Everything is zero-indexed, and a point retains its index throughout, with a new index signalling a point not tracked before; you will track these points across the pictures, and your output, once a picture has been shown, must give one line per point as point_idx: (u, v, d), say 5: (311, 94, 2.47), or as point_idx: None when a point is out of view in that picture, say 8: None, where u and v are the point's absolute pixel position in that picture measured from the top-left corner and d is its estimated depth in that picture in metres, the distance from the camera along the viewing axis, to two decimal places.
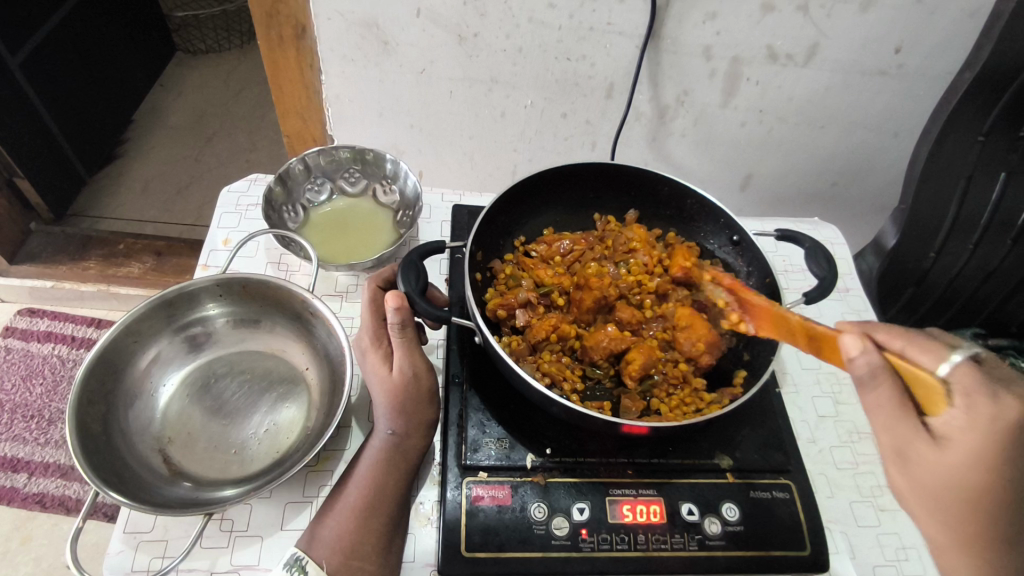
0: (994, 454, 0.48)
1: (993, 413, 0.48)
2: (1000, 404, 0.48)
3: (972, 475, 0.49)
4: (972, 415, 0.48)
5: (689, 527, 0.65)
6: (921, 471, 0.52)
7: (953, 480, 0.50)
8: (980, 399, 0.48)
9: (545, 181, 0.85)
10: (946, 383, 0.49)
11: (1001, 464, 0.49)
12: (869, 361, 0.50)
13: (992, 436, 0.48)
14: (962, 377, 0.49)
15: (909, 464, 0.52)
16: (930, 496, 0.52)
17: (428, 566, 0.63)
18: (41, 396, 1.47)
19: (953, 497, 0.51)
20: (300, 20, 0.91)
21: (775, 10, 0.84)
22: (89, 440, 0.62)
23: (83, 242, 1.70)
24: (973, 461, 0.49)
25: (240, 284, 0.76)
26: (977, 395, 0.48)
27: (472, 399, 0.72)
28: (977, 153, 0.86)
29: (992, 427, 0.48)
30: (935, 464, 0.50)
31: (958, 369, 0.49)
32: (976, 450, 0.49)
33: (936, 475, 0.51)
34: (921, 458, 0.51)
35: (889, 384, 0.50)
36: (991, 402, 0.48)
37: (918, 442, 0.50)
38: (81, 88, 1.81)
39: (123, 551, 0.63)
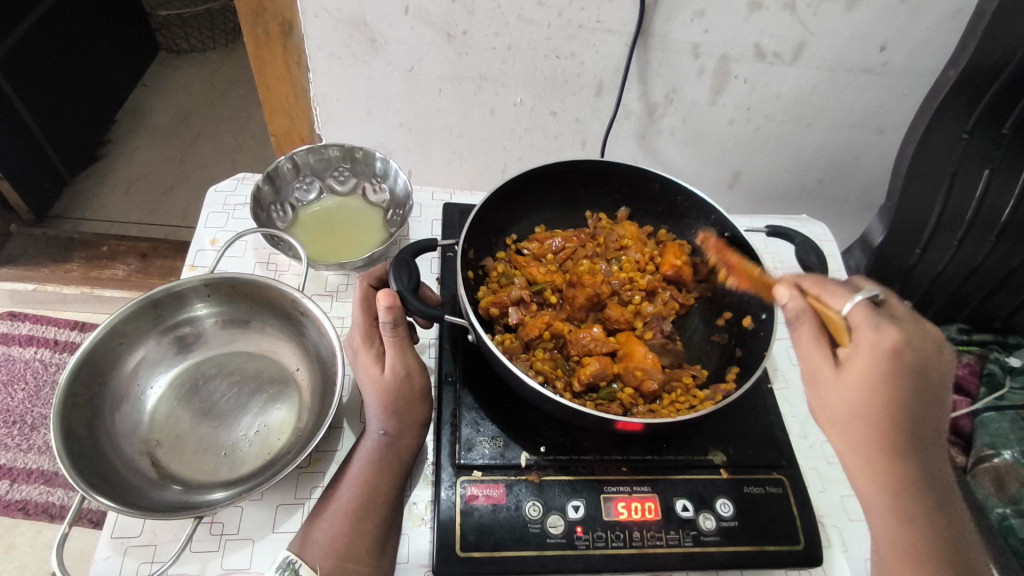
0: (882, 377, 0.51)
1: (873, 338, 0.51)
2: (881, 332, 0.51)
3: (865, 397, 0.52)
4: (863, 343, 0.52)
5: (684, 523, 0.65)
6: (827, 393, 0.55)
7: (852, 404, 0.53)
8: (868, 329, 0.52)
9: (538, 177, 0.85)
10: (845, 319, 0.54)
11: (893, 389, 0.51)
12: (793, 304, 0.57)
13: (876, 360, 0.51)
14: (857, 314, 0.53)
15: (820, 389, 0.56)
16: (840, 423, 0.55)
17: (422, 566, 0.62)
18: (23, 401, 1.44)
19: (856, 423, 0.53)
20: (287, 18, 0.90)
21: (762, 9, 0.85)
22: (75, 444, 0.61)
23: (65, 244, 1.68)
24: (865, 383, 0.52)
25: (229, 283, 0.75)
26: (865, 327, 0.52)
27: (465, 398, 0.72)
28: (961, 150, 0.87)
29: (875, 350, 0.51)
30: (833, 386, 0.54)
31: (858, 305, 0.53)
32: (869, 373, 0.52)
33: (838, 399, 0.54)
34: (827, 381, 0.55)
35: (806, 322, 0.56)
36: (878, 327, 0.52)
37: (822, 365, 0.55)
38: (62, 87, 1.78)
39: (111, 557, 0.62)
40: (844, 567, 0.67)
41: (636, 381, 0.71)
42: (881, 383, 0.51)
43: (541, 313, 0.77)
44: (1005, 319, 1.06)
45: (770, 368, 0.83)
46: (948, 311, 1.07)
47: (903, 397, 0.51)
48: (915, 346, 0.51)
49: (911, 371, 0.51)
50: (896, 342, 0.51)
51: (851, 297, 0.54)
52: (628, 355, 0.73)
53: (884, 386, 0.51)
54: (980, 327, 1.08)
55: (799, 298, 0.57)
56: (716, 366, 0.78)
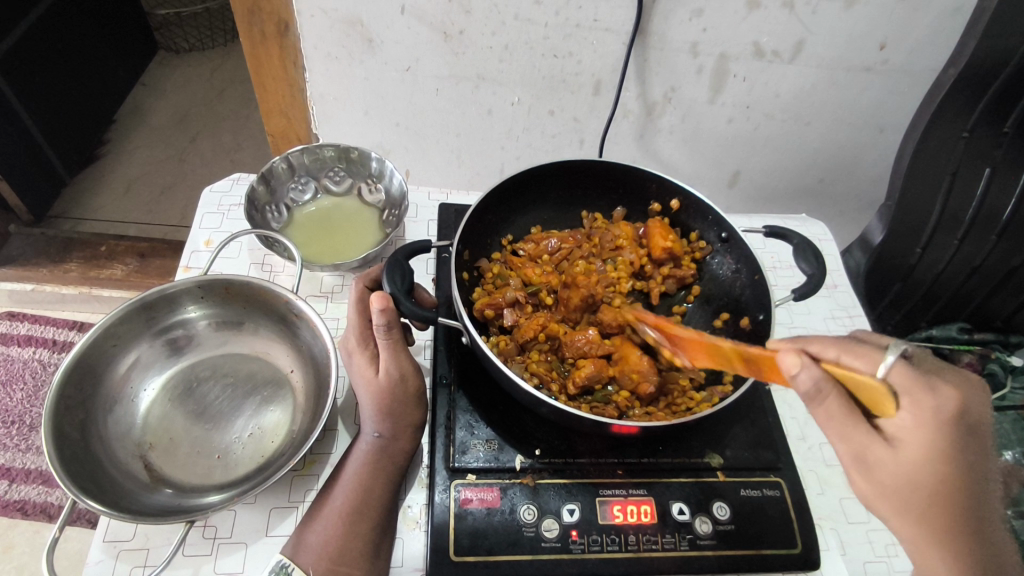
0: (944, 447, 0.47)
1: (933, 402, 0.47)
2: (937, 394, 0.47)
3: (934, 472, 0.48)
4: (920, 411, 0.47)
5: (680, 527, 0.65)
6: (883, 478, 0.50)
7: (918, 484, 0.48)
8: (924, 392, 0.47)
9: (533, 178, 0.84)
10: (887, 383, 0.48)
11: (957, 455, 0.48)
12: (808, 378, 0.49)
13: (940, 429, 0.47)
14: (900, 376, 0.47)
15: (876, 474, 0.50)
16: (904, 505, 0.50)
17: (416, 570, 0.62)
18: (22, 401, 1.44)
19: (919, 501, 0.49)
20: (283, 17, 0.90)
21: (760, 7, 0.84)
22: (66, 447, 0.61)
23: (64, 244, 1.68)
24: (930, 459, 0.48)
25: (223, 285, 0.74)
26: (917, 390, 0.48)
27: (460, 400, 0.72)
28: (962, 148, 0.86)
29: (937, 418, 0.47)
30: (893, 468, 0.49)
31: (897, 365, 0.47)
32: (934, 445, 0.47)
33: (900, 481, 0.49)
34: (882, 464, 0.49)
35: (834, 398, 0.49)
36: (931, 389, 0.47)
37: (874, 445, 0.49)
38: (61, 87, 1.77)
39: (102, 561, 0.61)
40: (842, 571, 0.66)
41: (632, 385, 0.71)
42: (945, 453, 0.47)
43: (537, 315, 0.77)
44: (1007, 318, 1.05)
45: None
46: (949, 311, 1.06)
47: (969, 465, 0.48)
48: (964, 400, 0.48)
49: (971, 432, 0.48)
50: (956, 402, 0.47)
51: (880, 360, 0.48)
52: (623, 358, 0.72)
53: (948, 457, 0.47)
54: (980, 326, 1.07)
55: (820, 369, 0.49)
56: None
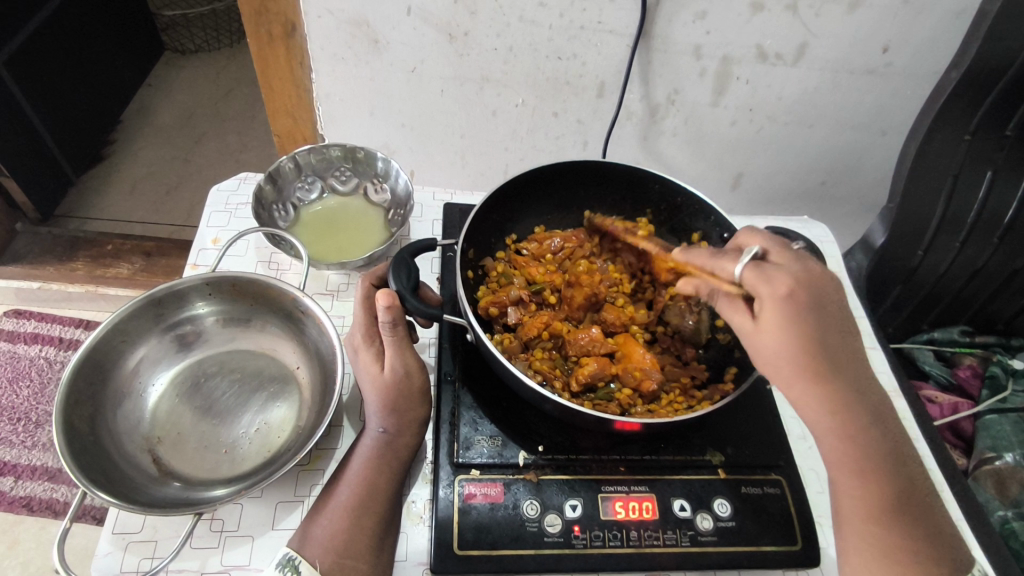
0: (789, 322, 0.54)
1: (773, 289, 0.54)
2: (774, 280, 0.55)
3: (791, 342, 0.54)
4: (767, 302, 0.55)
5: (682, 523, 0.65)
6: (756, 349, 0.57)
7: (779, 354, 0.55)
8: (763, 283, 0.55)
9: (539, 178, 0.85)
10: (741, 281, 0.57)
11: (808, 329, 0.54)
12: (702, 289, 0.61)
13: (780, 307, 0.54)
14: (749, 275, 0.56)
15: (748, 345, 0.58)
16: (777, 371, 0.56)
17: (420, 564, 0.63)
18: (28, 399, 1.45)
19: (792, 366, 0.55)
20: (291, 18, 0.91)
21: (763, 10, 0.85)
22: (77, 440, 0.62)
23: (71, 243, 1.69)
24: (790, 335, 0.54)
25: (230, 282, 0.75)
26: (758, 283, 0.55)
27: (464, 397, 0.72)
28: (964, 152, 0.87)
29: (777, 300, 0.54)
30: (760, 343, 0.56)
31: (747, 267, 0.56)
32: (785, 323, 0.54)
33: (768, 351, 0.56)
34: (758, 345, 0.57)
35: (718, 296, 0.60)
36: (770, 278, 0.55)
37: (744, 330, 0.58)
38: (69, 87, 1.79)
39: (111, 553, 0.62)
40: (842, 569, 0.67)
41: (634, 382, 0.72)
42: (794, 327, 0.54)
43: (540, 313, 0.78)
44: (1009, 320, 1.07)
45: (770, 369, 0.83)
46: (950, 313, 1.07)
47: (815, 332, 0.54)
48: (801, 280, 0.55)
49: (812, 306, 0.54)
50: (791, 285, 0.54)
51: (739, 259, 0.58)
52: (626, 356, 0.74)
53: (795, 329, 0.54)
54: (983, 329, 1.09)
55: (701, 281, 0.62)
56: (715, 365, 0.77)
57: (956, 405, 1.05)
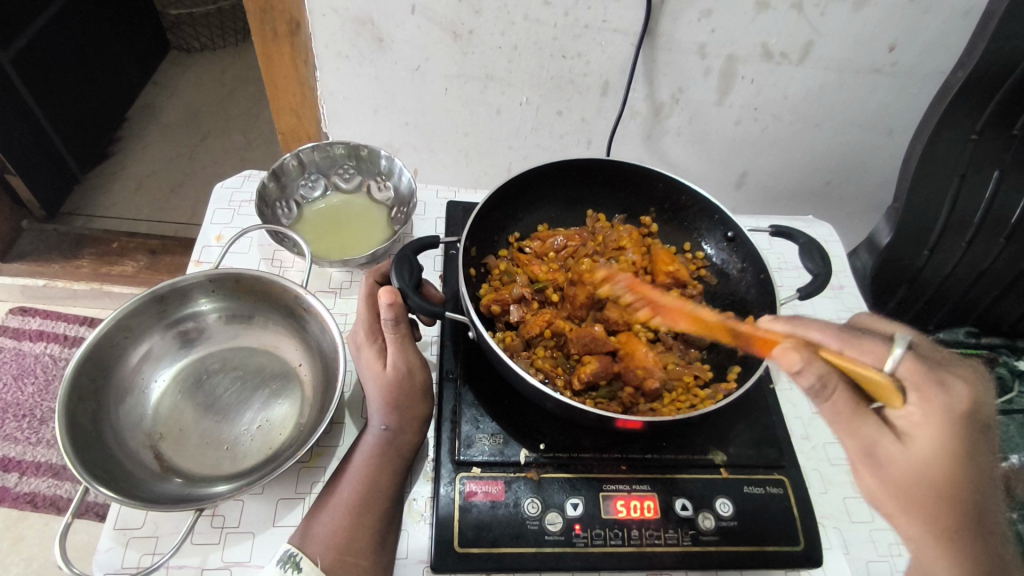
0: (955, 443, 0.49)
1: (949, 399, 0.49)
2: (950, 390, 0.50)
3: (944, 465, 0.49)
4: (930, 406, 0.49)
5: (683, 523, 0.65)
6: (892, 470, 0.51)
7: (925, 477, 0.50)
8: (932, 386, 0.50)
9: (542, 176, 0.85)
10: (898, 380, 0.51)
11: (969, 449, 0.49)
12: (812, 379, 0.50)
13: (953, 424, 0.49)
14: (909, 371, 0.50)
15: (881, 465, 0.51)
16: (907, 498, 0.51)
17: (421, 562, 0.62)
18: (33, 396, 1.46)
19: (929, 494, 0.50)
20: (295, 16, 0.91)
21: (769, 9, 0.85)
22: (79, 435, 0.62)
23: (76, 241, 1.69)
24: (942, 455, 0.49)
25: (233, 279, 0.75)
26: (926, 386, 0.50)
27: (466, 395, 0.72)
28: (970, 152, 0.86)
29: (953, 413, 0.49)
30: (904, 462, 0.50)
31: (904, 362, 0.50)
32: (943, 442, 0.49)
33: (912, 472, 0.50)
34: (892, 459, 0.51)
35: (841, 394, 0.51)
36: (945, 387, 0.50)
37: (883, 439, 0.51)
38: (74, 85, 1.80)
39: (112, 548, 0.62)
40: (844, 570, 0.66)
41: (636, 381, 0.71)
42: (956, 450, 0.49)
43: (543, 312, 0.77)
44: (1013, 323, 1.06)
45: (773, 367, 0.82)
46: (956, 315, 1.07)
47: (972, 455, 0.49)
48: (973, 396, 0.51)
49: (977, 422, 0.50)
50: (964, 396, 0.49)
51: (889, 355, 0.51)
52: (628, 355, 0.73)
53: (957, 453, 0.49)
54: (988, 331, 1.08)
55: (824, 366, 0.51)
56: (718, 364, 0.77)
57: None
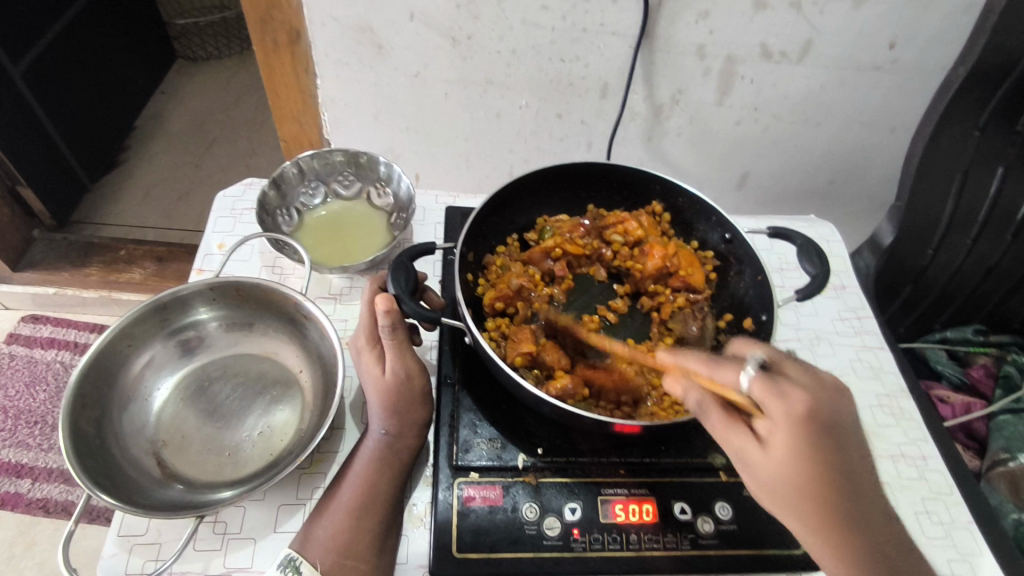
0: (801, 449, 0.50)
1: (789, 412, 0.50)
2: (789, 401, 0.50)
3: (798, 471, 0.51)
4: (778, 415, 0.50)
5: (682, 526, 0.65)
6: (761, 473, 0.54)
7: (789, 482, 0.52)
8: (774, 399, 0.50)
9: (541, 179, 0.86)
10: (749, 396, 0.52)
11: (818, 455, 0.50)
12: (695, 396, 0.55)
13: (793, 430, 0.50)
14: (757, 388, 0.51)
15: (748, 466, 0.54)
16: (782, 498, 0.53)
17: (420, 567, 0.63)
18: (44, 402, 1.49)
19: (797, 495, 0.52)
20: (295, 24, 0.92)
21: (767, 8, 0.84)
22: (83, 443, 0.63)
23: (86, 249, 1.70)
24: (794, 456, 0.51)
25: (233, 287, 0.76)
26: (770, 399, 0.50)
27: (464, 400, 0.73)
28: (974, 147, 0.86)
29: (792, 422, 0.50)
30: (768, 470, 0.53)
31: (755, 379, 0.51)
32: (795, 447, 0.50)
33: (774, 478, 0.52)
34: (757, 463, 0.53)
35: (715, 410, 0.55)
36: (784, 397, 0.50)
37: (749, 446, 0.53)
38: (82, 95, 1.82)
39: (117, 554, 0.63)
40: None
41: (620, 396, 0.71)
42: (810, 452, 0.50)
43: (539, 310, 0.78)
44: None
45: None
46: (964, 313, 1.06)
47: (824, 458, 0.50)
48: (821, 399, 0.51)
49: (828, 428, 0.51)
50: (805, 405, 0.50)
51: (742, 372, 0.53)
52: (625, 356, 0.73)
53: (810, 456, 0.50)
54: (996, 328, 1.08)
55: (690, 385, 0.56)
56: None
57: (968, 405, 1.03)
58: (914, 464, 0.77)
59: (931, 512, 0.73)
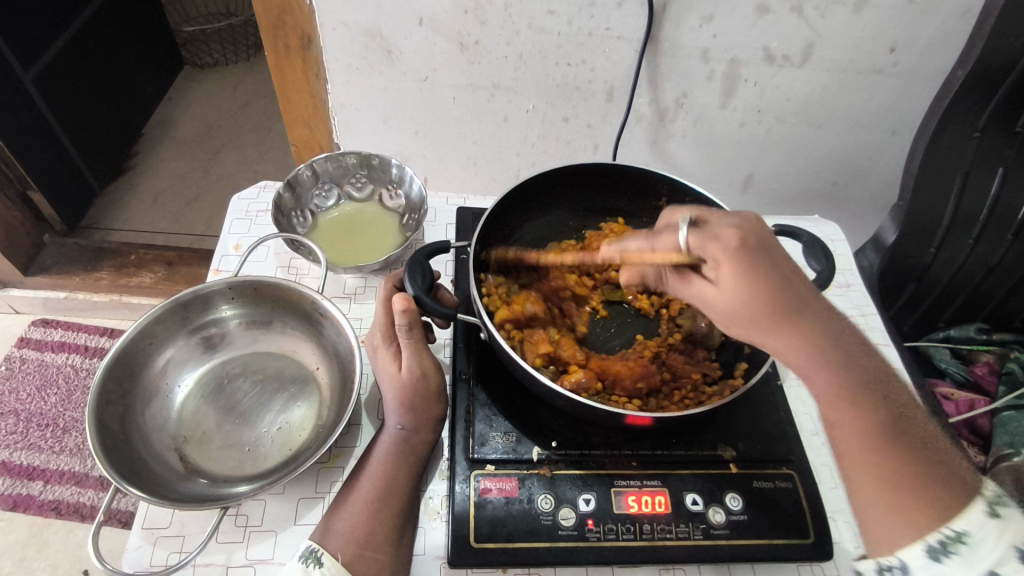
0: (744, 271, 0.53)
1: (722, 244, 0.54)
2: (721, 238, 0.55)
3: (752, 292, 0.54)
4: (717, 256, 0.55)
5: (694, 517, 0.66)
6: (723, 310, 0.58)
7: (749, 305, 0.54)
8: (709, 242, 0.55)
9: (550, 181, 0.88)
10: (688, 249, 0.57)
11: (760, 273, 0.54)
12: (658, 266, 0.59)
13: (733, 260, 0.54)
14: (692, 237, 0.56)
15: (714, 307, 0.59)
16: (749, 324, 0.56)
17: (438, 558, 0.64)
18: (55, 405, 1.51)
19: (760, 310, 0.55)
20: (306, 30, 0.94)
21: (770, 12, 0.86)
22: (108, 438, 0.65)
23: (96, 253, 1.72)
24: (741, 285, 0.54)
25: (252, 286, 0.78)
26: (706, 242, 0.56)
27: (479, 395, 0.74)
28: (974, 149, 0.87)
29: (728, 255, 0.54)
30: (728, 304, 0.56)
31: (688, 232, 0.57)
32: (736, 275, 0.54)
33: (735, 307, 0.56)
34: (716, 301, 0.57)
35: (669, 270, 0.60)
36: (714, 237, 0.55)
37: (705, 287, 0.58)
38: (92, 102, 1.85)
39: (141, 547, 0.65)
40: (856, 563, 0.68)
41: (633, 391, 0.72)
42: (754, 276, 0.53)
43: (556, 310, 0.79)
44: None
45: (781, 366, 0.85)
46: (966, 312, 1.08)
47: (764, 270, 0.54)
48: (749, 227, 0.55)
49: (758, 247, 0.54)
50: (736, 235, 0.54)
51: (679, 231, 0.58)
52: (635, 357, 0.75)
53: (753, 278, 0.53)
54: (1000, 326, 1.09)
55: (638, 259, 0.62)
56: (725, 362, 0.79)
57: (973, 401, 1.03)
58: None
59: None
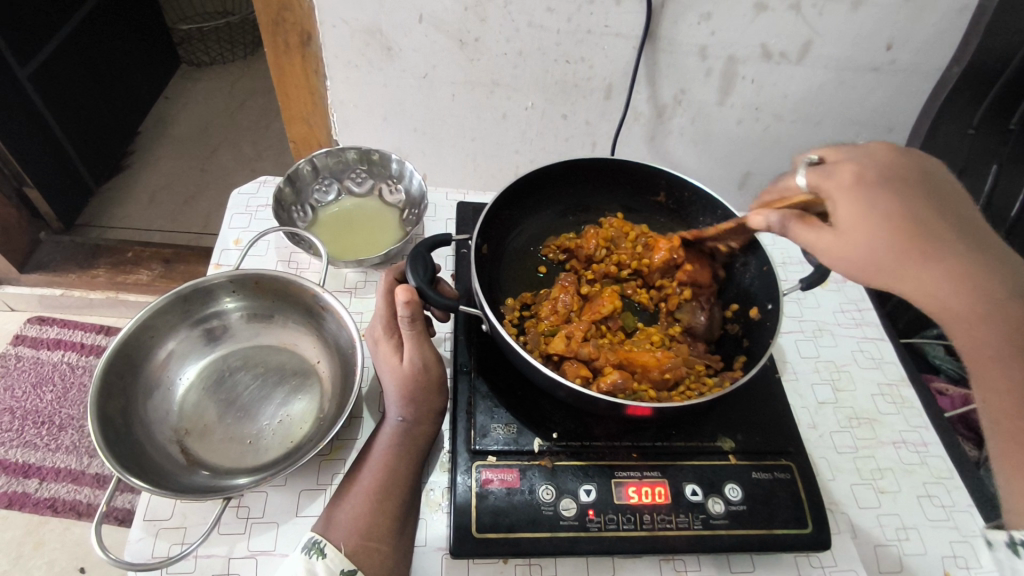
0: (871, 203, 0.56)
1: (839, 180, 0.59)
2: (838, 174, 0.59)
3: (872, 226, 0.56)
4: (842, 191, 0.58)
5: (694, 507, 0.67)
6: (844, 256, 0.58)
7: (884, 243, 0.56)
8: (826, 181, 0.59)
9: (548, 177, 0.88)
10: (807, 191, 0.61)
11: (902, 202, 0.57)
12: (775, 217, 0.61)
13: (854, 195, 0.57)
14: (810, 178, 0.61)
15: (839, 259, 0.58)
16: (879, 265, 0.56)
17: (439, 549, 0.65)
18: (52, 403, 1.50)
19: (900, 241, 0.56)
20: (306, 27, 0.94)
21: (768, 10, 0.87)
22: (110, 429, 0.65)
23: (92, 251, 1.71)
24: (869, 217, 0.56)
25: (253, 279, 0.78)
26: (823, 183, 0.60)
27: (480, 387, 0.75)
28: (969, 146, 0.91)
29: (843, 190, 0.58)
30: (845, 245, 0.57)
31: (808, 175, 0.61)
32: (859, 208, 0.57)
33: (861, 248, 0.57)
34: (834, 246, 0.58)
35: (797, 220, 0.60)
36: (833, 175, 0.59)
37: (823, 233, 0.58)
38: (89, 99, 1.84)
39: (143, 538, 0.65)
40: (853, 552, 0.69)
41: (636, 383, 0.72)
42: (886, 208, 0.56)
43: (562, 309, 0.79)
44: None
45: (779, 359, 0.86)
46: None
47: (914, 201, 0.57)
48: (868, 163, 0.60)
49: (887, 179, 0.58)
50: (855, 171, 0.58)
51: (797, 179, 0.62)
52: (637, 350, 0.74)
53: (879, 209, 0.56)
54: None
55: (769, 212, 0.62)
56: (725, 354, 0.80)
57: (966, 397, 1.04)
58: (914, 450, 0.79)
59: (934, 496, 0.74)
